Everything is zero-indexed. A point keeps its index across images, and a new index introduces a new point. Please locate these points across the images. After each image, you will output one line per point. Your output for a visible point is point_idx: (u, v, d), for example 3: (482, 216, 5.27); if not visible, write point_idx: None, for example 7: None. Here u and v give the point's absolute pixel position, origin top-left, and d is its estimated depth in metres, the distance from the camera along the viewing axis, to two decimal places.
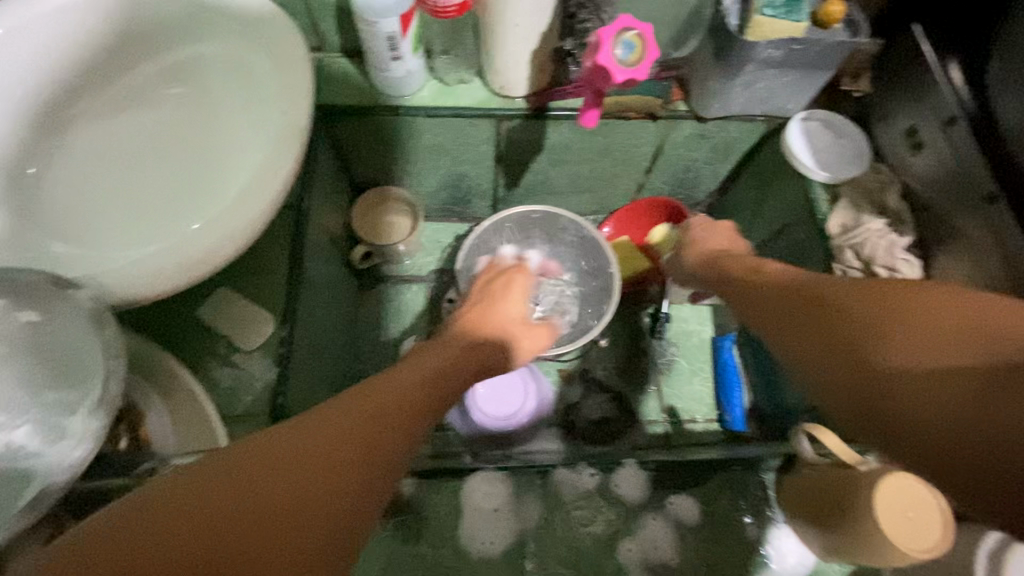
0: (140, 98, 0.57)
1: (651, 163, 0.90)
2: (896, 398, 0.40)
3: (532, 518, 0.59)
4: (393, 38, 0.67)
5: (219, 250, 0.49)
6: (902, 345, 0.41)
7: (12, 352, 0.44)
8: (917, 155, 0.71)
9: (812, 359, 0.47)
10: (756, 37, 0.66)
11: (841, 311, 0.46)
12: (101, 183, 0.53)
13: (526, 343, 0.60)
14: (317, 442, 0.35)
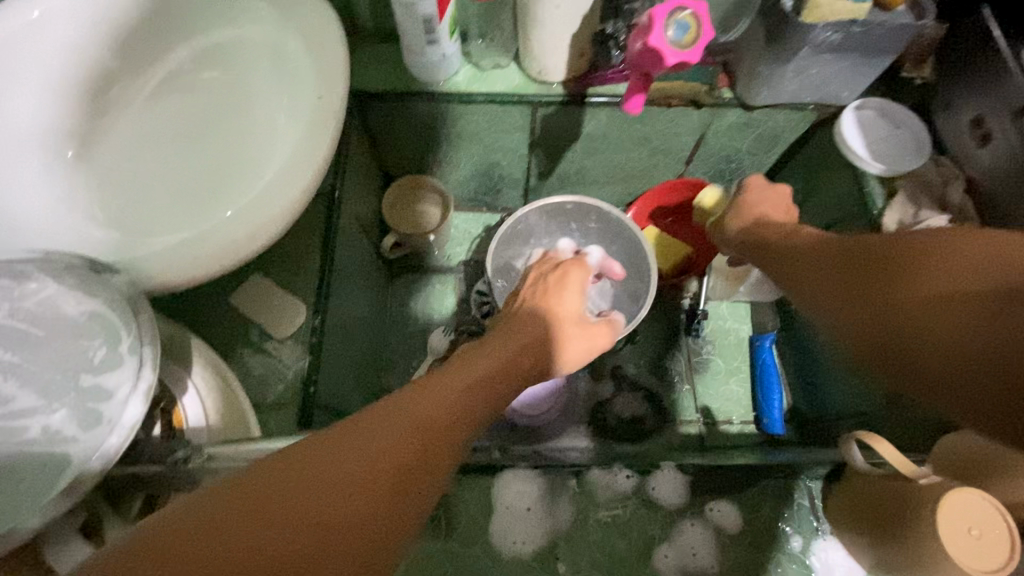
0: (177, 84, 0.57)
1: (691, 154, 0.87)
2: (915, 324, 0.41)
3: (565, 519, 0.56)
4: (429, 21, 0.65)
5: (254, 235, 0.48)
6: (929, 284, 0.41)
7: (56, 335, 0.45)
8: (984, 147, 0.66)
9: (809, 294, 0.51)
10: (812, 20, 0.63)
11: (834, 255, 0.49)
12: (139, 168, 0.53)
13: (586, 345, 0.57)
14: (382, 439, 0.34)
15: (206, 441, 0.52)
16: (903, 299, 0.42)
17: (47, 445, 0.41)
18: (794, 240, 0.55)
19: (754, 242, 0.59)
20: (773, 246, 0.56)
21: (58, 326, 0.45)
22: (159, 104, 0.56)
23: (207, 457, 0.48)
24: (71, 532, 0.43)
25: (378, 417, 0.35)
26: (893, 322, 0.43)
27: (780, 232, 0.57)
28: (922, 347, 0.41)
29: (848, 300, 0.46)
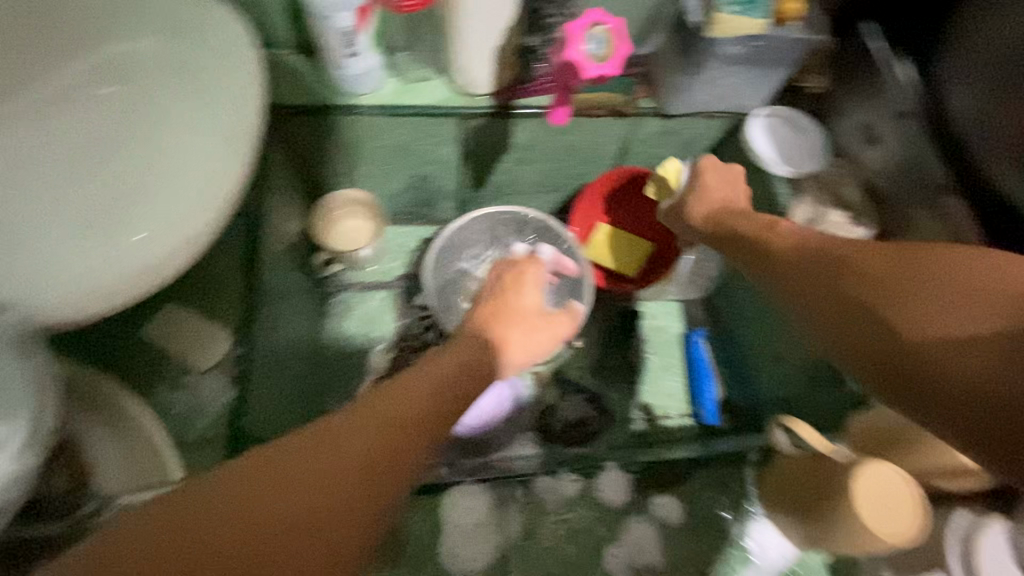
0: (58, 93, 0.52)
1: (617, 161, 0.90)
2: (894, 321, 0.44)
3: (515, 529, 0.56)
4: (347, 34, 0.65)
5: (164, 263, 0.46)
6: (926, 299, 0.44)
7: None
8: (872, 149, 0.74)
9: (788, 283, 0.52)
10: (720, 33, 0.67)
11: (824, 250, 0.51)
12: (17, 187, 0.48)
13: (539, 341, 0.60)
14: (333, 456, 0.34)
15: (116, 489, 0.48)
16: (890, 300, 0.45)
17: None
18: (780, 233, 0.56)
19: (734, 235, 0.60)
20: (756, 238, 0.57)
21: None
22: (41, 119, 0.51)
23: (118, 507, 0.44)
24: None
25: (332, 433, 0.36)
26: (891, 339, 0.44)
27: (766, 225, 0.58)
28: (916, 367, 0.42)
29: (834, 291, 0.48)
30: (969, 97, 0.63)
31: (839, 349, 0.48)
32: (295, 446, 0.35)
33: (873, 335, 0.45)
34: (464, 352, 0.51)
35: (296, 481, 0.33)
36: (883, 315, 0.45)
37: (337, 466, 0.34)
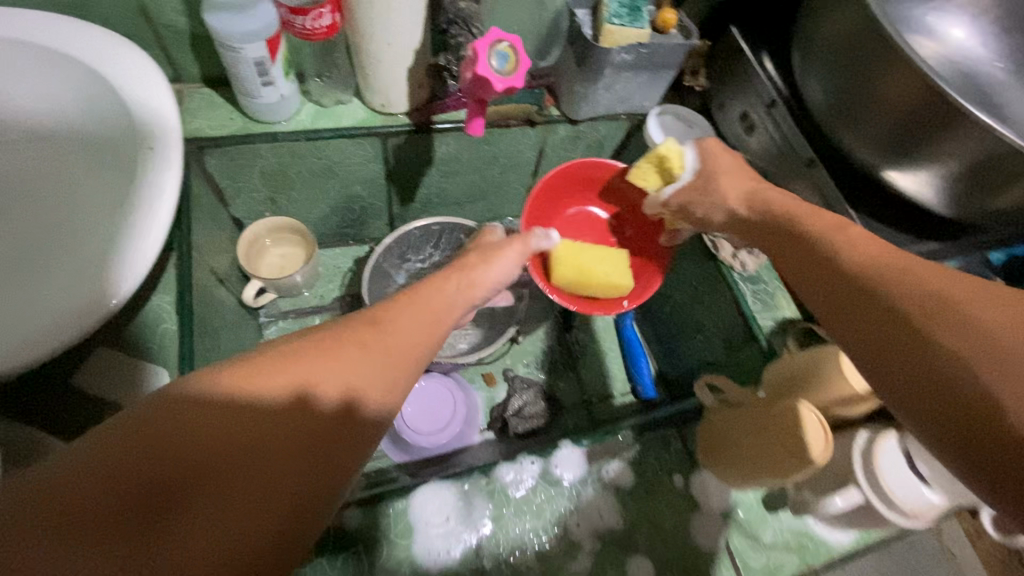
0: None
1: (536, 166, 0.96)
2: (960, 361, 0.36)
3: (484, 519, 0.57)
4: (261, 63, 0.66)
5: (104, 297, 0.47)
6: (972, 325, 0.37)
7: None
8: (751, 136, 0.82)
9: (838, 296, 0.46)
10: (609, 44, 0.74)
11: (894, 264, 0.44)
12: None
13: (494, 277, 0.59)
14: (337, 358, 0.40)
15: None
16: (955, 330, 0.37)
17: None
18: (813, 219, 0.54)
19: (781, 242, 0.56)
20: (815, 242, 0.51)
21: None
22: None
23: None
24: None
25: (334, 341, 0.42)
26: (900, 342, 0.40)
27: (827, 231, 0.51)
28: (915, 372, 0.38)
29: (896, 313, 0.41)
30: (818, 86, 0.69)
31: (877, 372, 0.41)
32: (301, 347, 0.40)
33: (911, 345, 0.39)
34: (435, 299, 0.50)
35: (245, 423, 0.35)
36: (948, 345, 0.37)
37: (342, 366, 0.40)
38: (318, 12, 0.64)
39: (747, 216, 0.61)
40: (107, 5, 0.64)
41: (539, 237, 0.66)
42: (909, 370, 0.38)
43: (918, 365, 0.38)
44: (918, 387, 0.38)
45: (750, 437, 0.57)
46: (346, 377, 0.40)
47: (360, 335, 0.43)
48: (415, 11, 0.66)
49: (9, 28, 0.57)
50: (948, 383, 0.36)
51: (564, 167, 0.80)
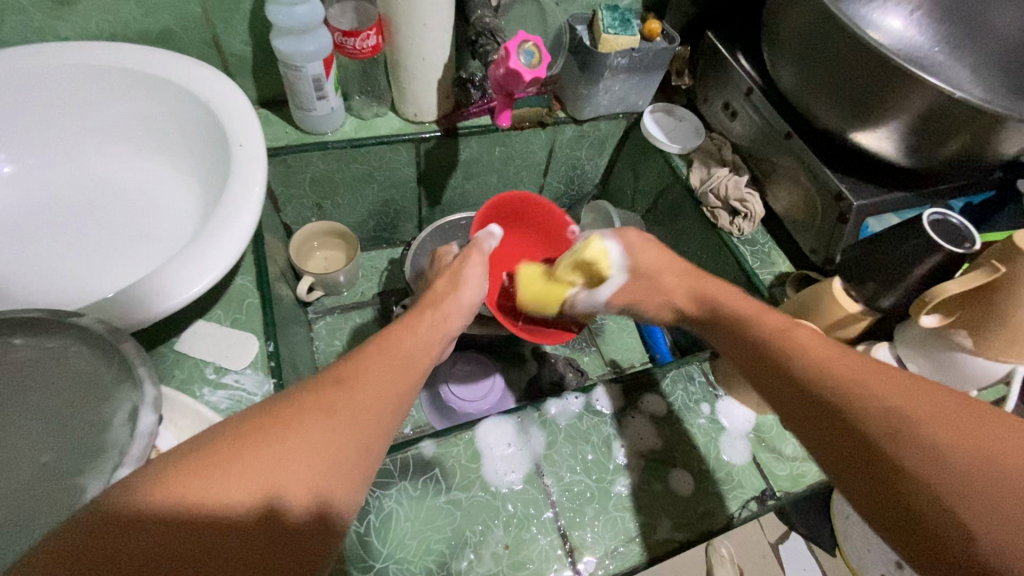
0: (103, 164, 0.68)
1: (546, 166, 1.08)
2: (939, 502, 0.38)
3: (539, 445, 0.65)
4: (318, 79, 0.77)
5: (222, 256, 0.58)
6: (920, 444, 0.40)
7: (50, 383, 0.46)
8: (734, 121, 0.94)
9: (798, 399, 0.49)
10: (607, 50, 0.87)
11: (845, 387, 0.46)
12: (86, 233, 0.63)
13: (467, 298, 0.68)
14: (299, 440, 0.39)
15: None
16: (918, 465, 0.40)
17: (50, 481, 0.42)
18: (758, 329, 0.57)
19: (743, 348, 0.58)
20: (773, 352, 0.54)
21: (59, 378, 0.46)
22: (89, 182, 0.67)
23: None
24: None
25: (293, 415, 0.41)
26: (856, 457, 0.43)
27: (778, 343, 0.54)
28: (876, 489, 0.41)
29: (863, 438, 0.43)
30: (788, 70, 0.81)
31: (856, 497, 0.43)
32: (276, 414, 0.41)
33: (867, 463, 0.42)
34: (406, 347, 0.54)
35: (237, 496, 0.36)
36: (919, 484, 0.39)
37: (317, 428, 0.41)
38: (366, 34, 0.76)
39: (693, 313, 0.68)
40: (187, 36, 0.76)
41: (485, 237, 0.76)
42: (882, 497, 0.41)
43: (891, 499, 0.40)
44: (893, 514, 0.40)
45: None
46: (319, 453, 0.40)
47: (327, 404, 0.43)
48: (446, 28, 0.78)
49: (109, 49, 0.68)
50: (902, 511, 0.39)
51: (494, 203, 0.82)
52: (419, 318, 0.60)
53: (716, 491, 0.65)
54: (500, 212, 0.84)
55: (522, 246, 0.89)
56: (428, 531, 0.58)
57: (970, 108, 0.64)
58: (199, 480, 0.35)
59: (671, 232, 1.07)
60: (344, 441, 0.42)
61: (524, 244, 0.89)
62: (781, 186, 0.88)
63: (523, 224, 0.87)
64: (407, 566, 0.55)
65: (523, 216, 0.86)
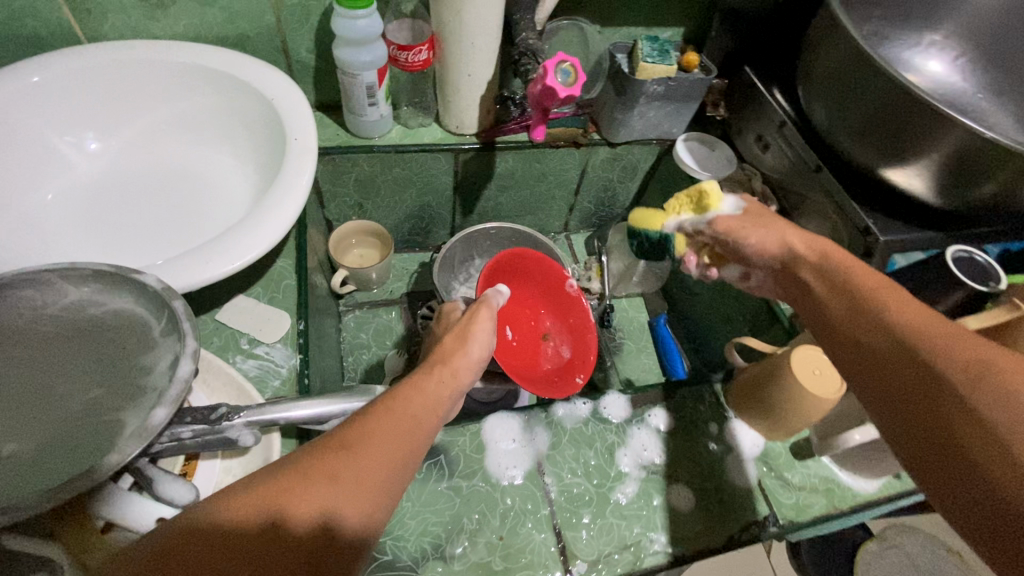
0: (174, 148, 0.75)
1: (578, 185, 1.12)
2: (1000, 445, 0.34)
3: (543, 444, 0.67)
4: (370, 86, 0.84)
5: (266, 238, 0.64)
6: (998, 399, 0.35)
7: (105, 330, 0.51)
8: (766, 152, 0.96)
9: (870, 352, 0.45)
10: (644, 77, 0.91)
11: (922, 337, 0.42)
12: (154, 208, 0.70)
13: (476, 354, 0.64)
14: (309, 493, 0.38)
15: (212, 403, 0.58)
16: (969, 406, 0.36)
17: (94, 414, 0.46)
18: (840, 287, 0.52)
19: (821, 312, 0.53)
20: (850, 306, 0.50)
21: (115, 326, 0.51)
22: (159, 164, 0.74)
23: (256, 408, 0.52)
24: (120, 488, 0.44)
25: (300, 478, 0.39)
26: (918, 412, 0.39)
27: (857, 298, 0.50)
28: (941, 449, 0.37)
29: (928, 378, 0.40)
30: (821, 106, 0.83)
31: (913, 455, 0.39)
32: (304, 456, 0.41)
33: (934, 415, 0.38)
34: (414, 406, 0.50)
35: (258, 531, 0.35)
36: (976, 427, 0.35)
37: (343, 466, 0.41)
38: (419, 49, 0.82)
39: (799, 251, 0.60)
40: (259, 42, 0.84)
41: (493, 294, 0.76)
42: (939, 455, 0.37)
43: (947, 447, 0.37)
44: (951, 468, 0.36)
45: (773, 384, 0.66)
46: (323, 504, 0.38)
47: (331, 466, 0.40)
48: (491, 48, 0.83)
49: (192, 49, 0.75)
50: (966, 462, 0.35)
51: (493, 263, 0.85)
52: (427, 373, 0.57)
53: (716, 511, 0.65)
54: (502, 269, 0.89)
55: (525, 301, 0.94)
56: (427, 513, 0.60)
57: (1002, 150, 0.64)
58: (229, 518, 0.35)
59: None
60: (365, 482, 0.41)
61: (526, 300, 0.94)
62: (810, 220, 0.88)
63: (525, 279, 0.93)
64: (403, 544, 0.57)
65: (525, 273, 0.92)
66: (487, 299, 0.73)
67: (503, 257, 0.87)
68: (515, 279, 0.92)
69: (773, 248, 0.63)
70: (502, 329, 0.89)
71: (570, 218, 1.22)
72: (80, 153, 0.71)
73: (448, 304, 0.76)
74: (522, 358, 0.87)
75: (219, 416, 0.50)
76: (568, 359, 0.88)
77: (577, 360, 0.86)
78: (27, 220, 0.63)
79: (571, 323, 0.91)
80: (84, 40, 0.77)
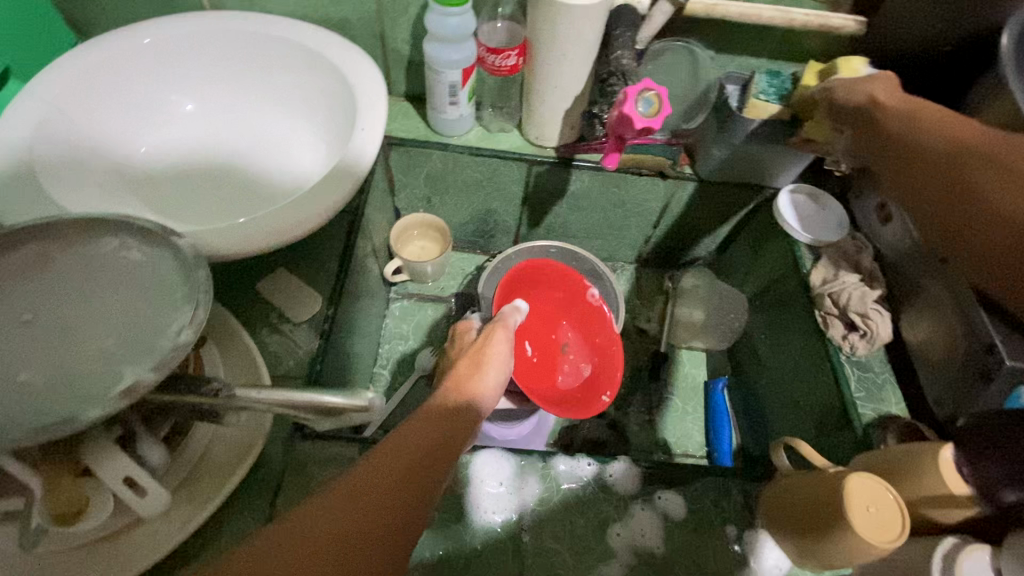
0: (257, 116, 0.79)
1: (658, 219, 1.04)
2: (1003, 198, 0.47)
3: (532, 496, 0.63)
4: (453, 85, 0.82)
5: (300, 225, 0.64)
6: (993, 170, 0.48)
7: (130, 281, 0.52)
8: (886, 226, 0.81)
9: (895, 163, 0.57)
10: (753, 115, 0.81)
11: (952, 143, 0.52)
12: (223, 171, 0.73)
13: (492, 381, 0.60)
14: (357, 497, 0.43)
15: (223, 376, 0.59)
16: (997, 181, 0.48)
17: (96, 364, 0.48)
18: (892, 113, 0.60)
19: (869, 138, 0.62)
20: (901, 130, 0.58)
21: (139, 280, 0.53)
22: (240, 130, 0.77)
23: (236, 391, 0.50)
24: (104, 441, 0.46)
25: (346, 489, 0.43)
26: (939, 195, 0.52)
27: (901, 119, 0.59)
28: (963, 210, 0.50)
29: (960, 168, 0.50)
30: None
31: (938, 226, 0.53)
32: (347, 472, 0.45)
33: (951, 194, 0.51)
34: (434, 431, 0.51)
35: (320, 527, 0.41)
36: (1003, 200, 0.47)
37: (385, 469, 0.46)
38: (508, 53, 0.79)
39: (860, 112, 0.64)
40: (359, 25, 0.85)
41: (510, 310, 0.71)
42: (957, 215, 0.50)
43: (965, 204, 0.50)
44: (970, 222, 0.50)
45: (817, 503, 0.56)
46: (371, 502, 0.43)
47: (372, 486, 0.44)
48: (584, 63, 0.78)
49: (294, 28, 0.79)
50: (983, 216, 0.48)
51: (507, 279, 0.82)
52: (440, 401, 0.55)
53: None
54: (520, 283, 0.85)
55: (543, 317, 0.87)
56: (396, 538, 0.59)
57: None
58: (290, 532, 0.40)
59: (774, 328, 0.94)
60: (404, 482, 0.46)
61: (548, 312, 0.87)
62: (920, 316, 0.72)
63: (553, 299, 0.87)
64: None
65: (559, 295, 0.87)
66: (502, 317, 0.69)
67: (517, 272, 0.84)
68: (541, 297, 0.87)
69: (861, 98, 0.65)
70: (521, 345, 0.84)
71: (643, 250, 1.13)
72: (178, 111, 0.77)
73: (464, 324, 0.72)
74: (541, 377, 0.81)
75: (209, 391, 0.50)
76: (589, 376, 0.81)
77: (599, 378, 0.80)
78: (118, 166, 0.70)
79: (595, 338, 0.84)
80: (206, 7, 0.83)
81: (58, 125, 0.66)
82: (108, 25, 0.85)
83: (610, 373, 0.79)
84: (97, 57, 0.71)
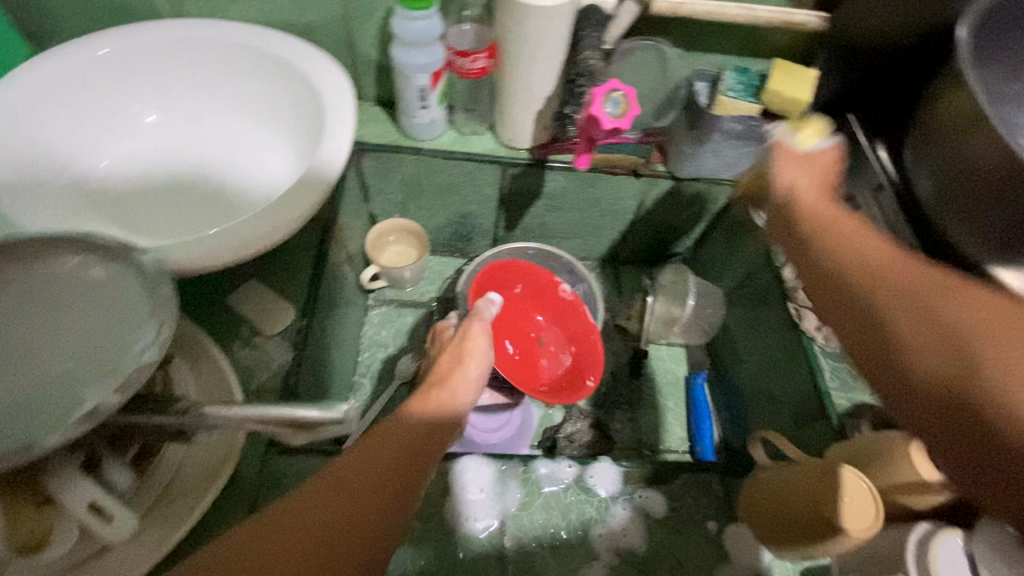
0: (223, 125, 0.77)
1: (634, 218, 1.04)
2: (915, 344, 0.40)
3: (512, 501, 0.69)
4: (423, 88, 0.81)
5: (268, 235, 0.63)
6: (907, 310, 0.41)
7: (89, 300, 0.51)
8: None
9: (821, 273, 0.50)
10: (721, 111, 0.82)
11: (875, 273, 0.45)
12: (188, 183, 0.72)
13: (474, 374, 0.60)
14: (339, 490, 0.44)
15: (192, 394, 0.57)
16: (918, 326, 0.40)
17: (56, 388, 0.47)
18: (814, 217, 0.55)
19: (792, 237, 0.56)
20: (821, 239, 0.52)
21: (100, 299, 0.51)
22: (205, 140, 0.76)
23: (203, 409, 0.49)
24: (68, 466, 0.45)
25: (327, 484, 0.44)
26: (862, 324, 0.44)
27: (825, 228, 0.53)
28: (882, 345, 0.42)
29: (862, 304, 0.45)
30: (927, 180, 0.70)
31: (863, 358, 0.44)
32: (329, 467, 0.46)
33: (876, 325, 0.43)
34: (414, 428, 0.51)
35: (302, 522, 0.41)
36: (922, 348, 0.39)
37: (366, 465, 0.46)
38: (476, 56, 0.78)
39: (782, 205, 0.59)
40: (325, 29, 0.84)
41: (484, 304, 0.71)
42: (880, 353, 0.43)
43: (884, 346, 0.42)
44: (886, 365, 0.42)
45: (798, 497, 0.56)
46: (354, 496, 0.44)
47: (353, 479, 0.45)
48: (554, 63, 0.78)
49: (257, 34, 0.77)
50: (898, 365, 0.41)
51: (480, 279, 0.81)
52: (423, 398, 0.55)
53: None
54: (495, 282, 0.85)
55: (517, 311, 0.87)
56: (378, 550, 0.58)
57: None
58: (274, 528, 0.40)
59: (750, 319, 0.96)
60: (386, 475, 0.46)
61: (522, 307, 0.87)
62: None
63: (531, 296, 0.87)
64: None
65: (536, 292, 0.87)
66: (478, 308, 0.68)
67: (490, 271, 0.83)
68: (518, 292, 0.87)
69: (781, 192, 0.60)
70: (501, 343, 0.84)
71: (621, 248, 1.14)
72: (140, 123, 0.75)
73: (441, 324, 0.71)
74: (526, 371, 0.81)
75: (178, 409, 0.49)
76: (572, 365, 0.83)
77: (583, 365, 0.81)
78: (78, 181, 0.68)
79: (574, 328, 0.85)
80: (166, 14, 0.81)
81: (13, 139, 0.64)
82: (64, 34, 0.82)
83: (593, 356, 0.81)
84: (52, 69, 0.69)
